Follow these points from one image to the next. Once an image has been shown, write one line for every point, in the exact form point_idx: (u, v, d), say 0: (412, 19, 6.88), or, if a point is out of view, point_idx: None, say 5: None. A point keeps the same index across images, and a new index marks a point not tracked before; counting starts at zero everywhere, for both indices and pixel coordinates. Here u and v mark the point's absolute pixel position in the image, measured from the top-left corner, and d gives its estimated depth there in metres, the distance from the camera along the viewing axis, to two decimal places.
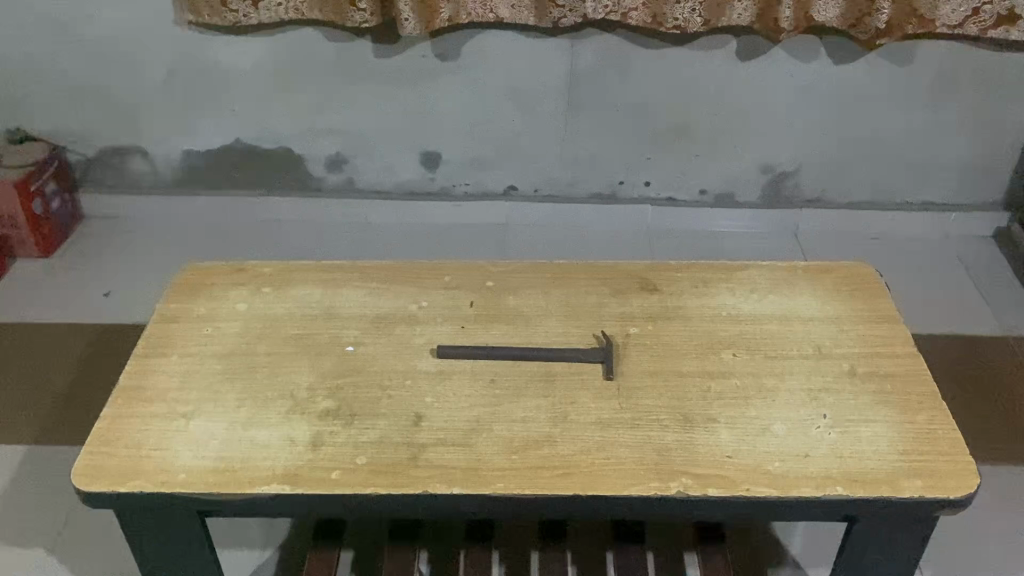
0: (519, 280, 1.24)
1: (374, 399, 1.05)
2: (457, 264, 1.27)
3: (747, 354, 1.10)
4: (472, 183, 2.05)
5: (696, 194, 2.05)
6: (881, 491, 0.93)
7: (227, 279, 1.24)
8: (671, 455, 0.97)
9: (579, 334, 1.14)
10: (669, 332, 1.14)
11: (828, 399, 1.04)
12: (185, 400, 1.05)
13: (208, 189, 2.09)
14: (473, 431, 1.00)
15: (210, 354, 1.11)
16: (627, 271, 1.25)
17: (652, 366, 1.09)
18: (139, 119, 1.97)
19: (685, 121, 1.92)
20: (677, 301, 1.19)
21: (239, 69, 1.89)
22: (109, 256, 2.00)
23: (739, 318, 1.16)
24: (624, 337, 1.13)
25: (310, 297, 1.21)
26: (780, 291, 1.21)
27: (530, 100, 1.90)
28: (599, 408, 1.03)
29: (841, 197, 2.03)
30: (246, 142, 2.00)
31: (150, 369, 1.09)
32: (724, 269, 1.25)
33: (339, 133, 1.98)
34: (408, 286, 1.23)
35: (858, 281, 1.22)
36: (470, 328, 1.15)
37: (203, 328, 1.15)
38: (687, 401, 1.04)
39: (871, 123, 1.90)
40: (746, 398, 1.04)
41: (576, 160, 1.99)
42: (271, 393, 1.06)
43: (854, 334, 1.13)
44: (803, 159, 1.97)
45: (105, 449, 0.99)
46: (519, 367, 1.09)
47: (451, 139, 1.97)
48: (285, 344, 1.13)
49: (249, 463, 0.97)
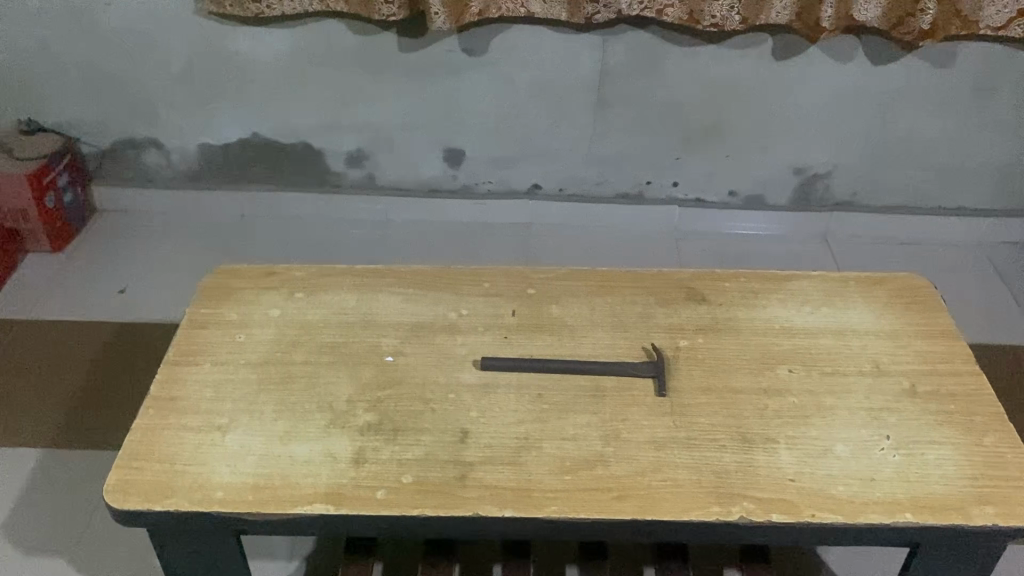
0: (562, 287, 1.19)
1: (416, 413, 1.00)
2: (496, 269, 1.22)
3: (803, 370, 1.06)
4: (496, 181, 2.01)
5: (724, 195, 2.00)
6: (952, 518, 0.89)
7: (258, 282, 1.20)
8: (731, 478, 0.93)
9: (626, 346, 1.09)
10: (721, 346, 1.10)
11: (889, 420, 1.00)
12: (220, 412, 1.01)
13: (224, 184, 2.04)
14: (522, 448, 0.96)
15: (243, 363, 1.07)
16: (673, 278, 1.21)
17: (705, 383, 1.04)
18: (155, 111, 1.92)
19: (717, 121, 1.87)
20: (727, 312, 1.15)
21: (259, 61, 1.84)
22: (124, 251, 1.95)
23: (793, 332, 1.12)
24: (675, 351, 1.09)
25: (345, 303, 1.16)
26: (833, 303, 1.16)
27: (559, 98, 1.85)
28: (652, 426, 0.99)
29: (873, 200, 1.99)
30: (265, 135, 1.95)
31: (183, 378, 1.05)
32: (773, 279, 1.20)
33: (361, 128, 1.93)
34: (447, 291, 1.18)
35: (912, 294, 1.18)
36: (512, 338, 1.10)
37: (235, 335, 1.11)
38: (744, 419, 1.00)
39: (906, 127, 1.86)
40: (804, 417, 1.00)
41: (604, 159, 1.95)
42: (309, 405, 1.01)
43: (913, 351, 1.09)
44: (836, 161, 1.92)
45: (138, 463, 0.95)
46: (567, 381, 1.05)
47: (476, 136, 1.92)
48: (322, 352, 1.08)
49: (290, 481, 0.93)
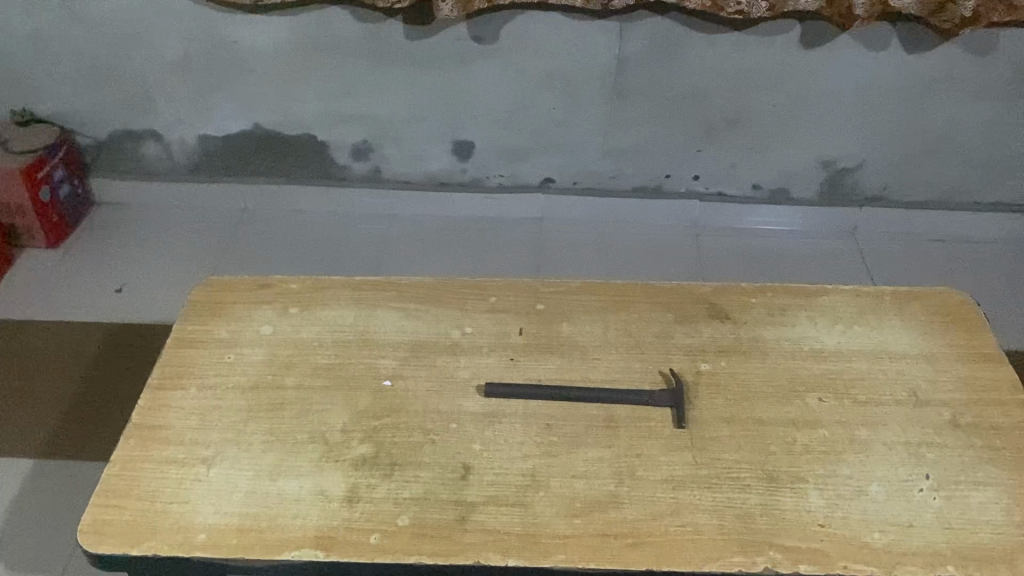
0: (574, 302, 1.11)
1: (415, 446, 0.93)
2: (503, 281, 1.14)
3: (835, 398, 0.98)
4: (506, 175, 1.92)
5: (747, 189, 1.91)
6: (999, 573, 0.81)
7: (251, 295, 1.12)
8: (757, 523, 0.85)
9: (642, 370, 1.01)
10: (745, 370, 1.01)
11: (929, 456, 0.92)
12: (206, 443, 0.94)
13: (225, 177, 1.97)
14: (529, 487, 0.89)
15: (232, 387, 1.00)
16: (694, 292, 1.12)
17: (728, 413, 0.96)
18: (152, 101, 1.84)
19: (740, 112, 1.77)
20: (752, 332, 1.06)
21: (260, 50, 1.75)
22: (122, 246, 1.89)
23: (823, 354, 1.03)
24: (695, 375, 1.01)
25: (341, 319, 1.08)
26: (866, 322, 1.07)
27: (574, 88, 1.76)
28: (670, 463, 0.91)
29: (904, 195, 1.89)
30: (267, 127, 1.88)
31: (168, 404, 0.98)
32: (801, 294, 1.12)
33: (366, 120, 1.85)
34: (451, 307, 1.10)
35: (953, 311, 1.09)
36: (520, 361, 1.03)
37: (224, 356, 1.04)
38: (770, 456, 0.92)
39: (942, 119, 1.76)
40: (836, 453, 0.92)
41: (620, 152, 1.86)
42: (301, 435, 0.94)
43: (954, 377, 1.00)
44: (865, 154, 1.83)
45: (116, 501, 0.88)
46: (578, 410, 0.97)
47: (486, 128, 1.84)
48: (315, 375, 1.01)
49: (278, 522, 0.86)
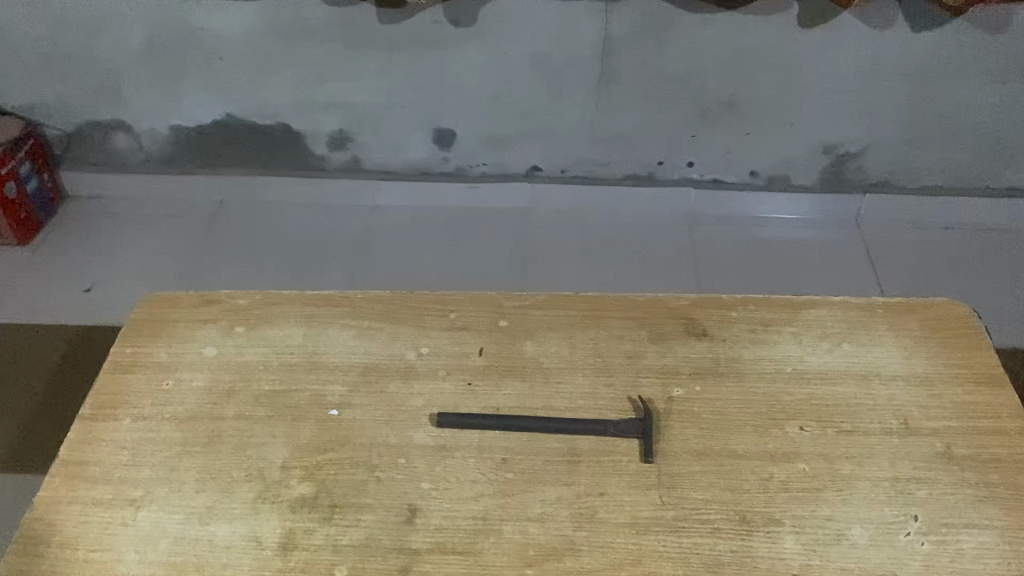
0: (540, 318, 1.03)
1: (359, 484, 0.86)
2: (464, 294, 1.06)
3: (818, 428, 0.90)
4: (491, 163, 1.84)
5: (745, 176, 1.81)
6: None
7: (195, 312, 1.05)
8: (726, 573, 0.78)
9: (609, 396, 0.93)
10: (721, 396, 0.93)
11: (918, 494, 0.84)
12: (136, 482, 0.87)
13: (200, 168, 1.90)
14: (479, 532, 0.82)
15: (168, 418, 0.93)
16: (670, 306, 1.04)
17: (700, 445, 0.89)
18: (120, 92, 1.76)
19: (735, 96, 1.67)
20: (730, 352, 0.98)
21: (227, 37, 1.67)
22: (94, 243, 1.83)
23: (807, 377, 0.95)
24: (666, 402, 0.93)
25: (289, 339, 1.01)
26: (856, 340, 0.99)
27: (558, 73, 1.66)
28: (634, 503, 0.84)
29: (911, 180, 1.79)
30: (239, 116, 1.80)
31: (98, 438, 0.92)
32: (787, 306, 1.03)
33: (342, 108, 1.76)
34: (407, 324, 1.02)
35: (952, 325, 1.00)
36: (477, 386, 0.95)
37: (161, 382, 0.97)
38: (744, 494, 0.84)
39: (951, 100, 1.65)
40: (816, 491, 0.84)
41: (610, 139, 1.77)
42: (237, 473, 0.88)
43: (950, 402, 0.92)
44: (869, 138, 1.72)
45: (34, 549, 0.82)
46: (537, 442, 0.89)
47: (467, 116, 1.75)
48: (257, 405, 0.94)
49: (205, 573, 0.79)
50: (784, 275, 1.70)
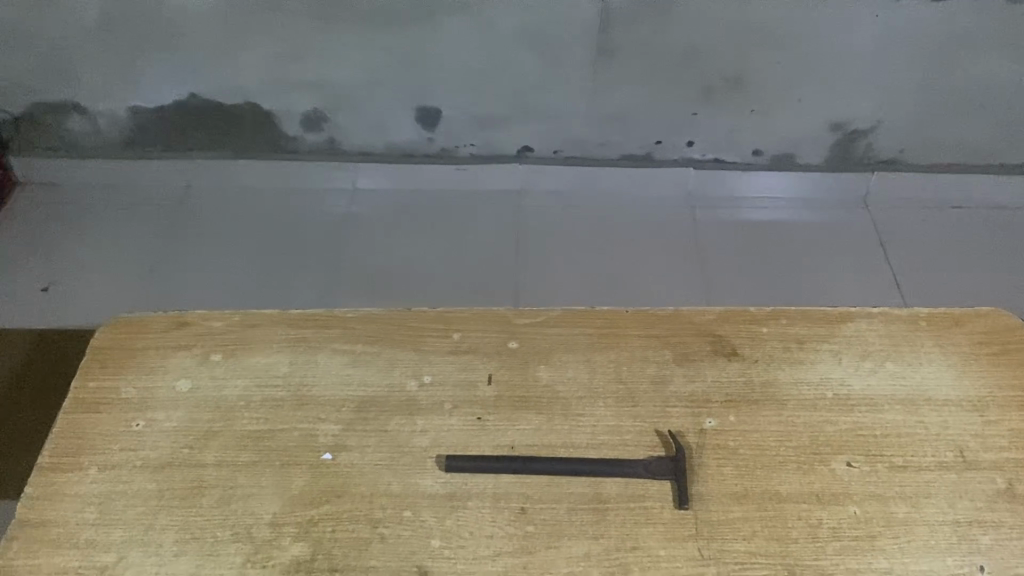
0: (553, 338, 0.93)
1: (361, 543, 0.76)
2: (468, 312, 0.96)
3: (867, 463, 0.82)
4: (479, 144, 1.73)
5: (748, 155, 1.72)
6: None
7: (166, 337, 0.94)
8: None
9: (636, 431, 0.84)
10: (759, 427, 0.85)
11: (983, 540, 0.76)
12: (105, 545, 0.77)
13: (164, 152, 1.76)
14: None
15: (139, 466, 0.83)
16: (696, 322, 0.94)
17: (739, 487, 0.80)
18: (72, 71, 1.62)
19: (741, 72, 1.57)
20: (765, 374, 0.89)
21: (188, 11, 1.52)
22: (52, 236, 1.69)
23: (852, 404, 0.86)
24: (698, 436, 0.84)
25: (274, 369, 0.90)
26: (901, 359, 0.90)
27: (552, 48, 1.54)
28: (670, 559, 0.75)
29: (922, 158, 1.71)
30: (205, 96, 1.66)
31: (60, 492, 0.81)
32: (823, 320, 0.94)
33: (317, 87, 1.63)
34: (405, 348, 0.92)
35: (1003, 338, 0.92)
36: (488, 421, 0.85)
37: (130, 424, 0.86)
38: (792, 545, 0.76)
39: (967, 75, 1.56)
40: (871, 538, 0.76)
41: (607, 117, 1.66)
42: (222, 532, 0.77)
43: (1007, 430, 0.84)
44: (880, 115, 1.63)
45: None
46: (558, 487, 0.80)
47: (453, 94, 1.63)
48: (241, 448, 0.84)
49: None
50: (790, 263, 1.62)
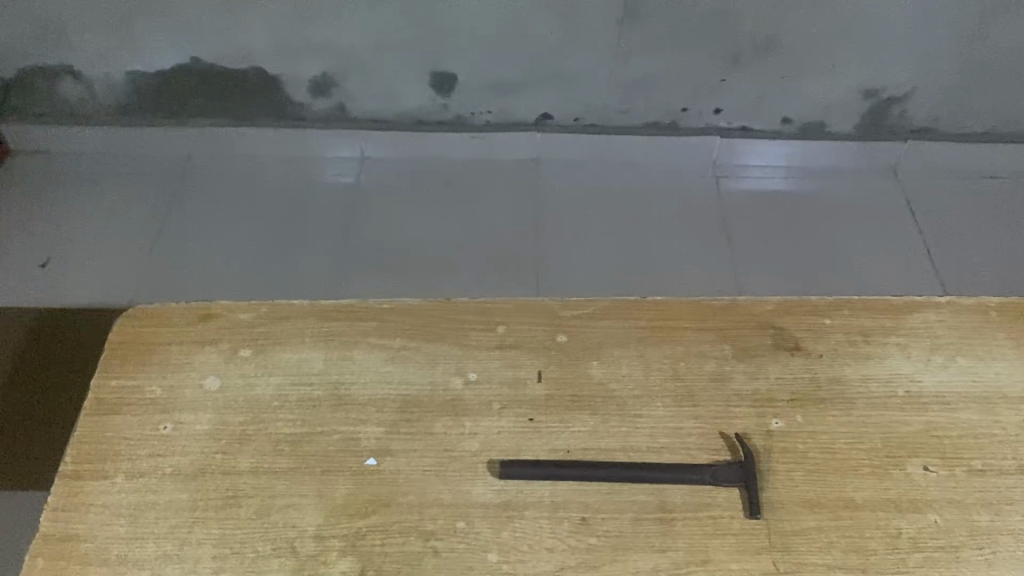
0: (604, 330, 0.87)
1: (414, 558, 0.71)
2: (512, 302, 0.90)
3: (945, 467, 0.77)
4: (496, 111, 1.66)
5: (777, 123, 1.66)
6: None
7: (189, 330, 0.88)
8: None
9: (698, 433, 0.79)
10: (828, 429, 0.80)
11: None
12: (137, 562, 0.72)
13: (163, 118, 1.67)
14: None
15: (170, 474, 0.77)
16: (754, 312, 0.89)
17: (812, 494, 0.75)
18: (65, 33, 1.52)
19: (773, 36, 1.49)
20: (832, 370, 0.84)
21: None
22: (48, 208, 1.61)
23: (925, 402, 0.81)
24: (765, 438, 0.79)
25: (308, 366, 0.85)
26: (973, 352, 0.85)
27: (576, 11, 1.46)
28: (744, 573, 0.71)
29: (955, 127, 1.66)
30: (207, 61, 1.57)
31: (85, 503, 0.75)
32: (888, 310, 0.89)
33: (326, 51, 1.55)
34: (447, 342, 0.86)
35: None
36: (541, 423, 0.80)
37: (157, 427, 0.80)
38: (872, 558, 0.72)
39: (1008, 40, 1.50)
40: (954, 550, 0.72)
41: (631, 84, 1.59)
42: (263, 546, 0.72)
43: None
44: (915, 82, 1.57)
45: None
46: (620, 495, 0.75)
47: (470, 59, 1.56)
48: (278, 453, 0.78)
49: None
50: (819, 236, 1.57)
